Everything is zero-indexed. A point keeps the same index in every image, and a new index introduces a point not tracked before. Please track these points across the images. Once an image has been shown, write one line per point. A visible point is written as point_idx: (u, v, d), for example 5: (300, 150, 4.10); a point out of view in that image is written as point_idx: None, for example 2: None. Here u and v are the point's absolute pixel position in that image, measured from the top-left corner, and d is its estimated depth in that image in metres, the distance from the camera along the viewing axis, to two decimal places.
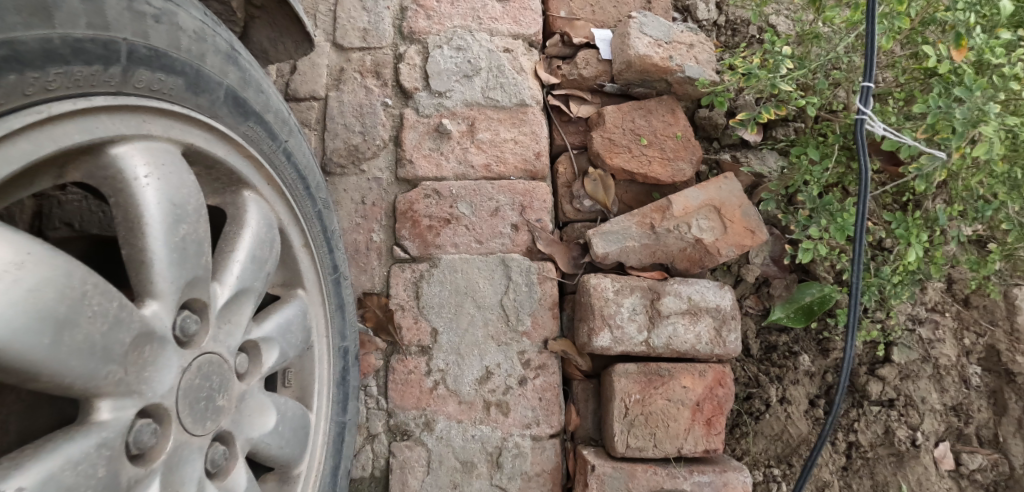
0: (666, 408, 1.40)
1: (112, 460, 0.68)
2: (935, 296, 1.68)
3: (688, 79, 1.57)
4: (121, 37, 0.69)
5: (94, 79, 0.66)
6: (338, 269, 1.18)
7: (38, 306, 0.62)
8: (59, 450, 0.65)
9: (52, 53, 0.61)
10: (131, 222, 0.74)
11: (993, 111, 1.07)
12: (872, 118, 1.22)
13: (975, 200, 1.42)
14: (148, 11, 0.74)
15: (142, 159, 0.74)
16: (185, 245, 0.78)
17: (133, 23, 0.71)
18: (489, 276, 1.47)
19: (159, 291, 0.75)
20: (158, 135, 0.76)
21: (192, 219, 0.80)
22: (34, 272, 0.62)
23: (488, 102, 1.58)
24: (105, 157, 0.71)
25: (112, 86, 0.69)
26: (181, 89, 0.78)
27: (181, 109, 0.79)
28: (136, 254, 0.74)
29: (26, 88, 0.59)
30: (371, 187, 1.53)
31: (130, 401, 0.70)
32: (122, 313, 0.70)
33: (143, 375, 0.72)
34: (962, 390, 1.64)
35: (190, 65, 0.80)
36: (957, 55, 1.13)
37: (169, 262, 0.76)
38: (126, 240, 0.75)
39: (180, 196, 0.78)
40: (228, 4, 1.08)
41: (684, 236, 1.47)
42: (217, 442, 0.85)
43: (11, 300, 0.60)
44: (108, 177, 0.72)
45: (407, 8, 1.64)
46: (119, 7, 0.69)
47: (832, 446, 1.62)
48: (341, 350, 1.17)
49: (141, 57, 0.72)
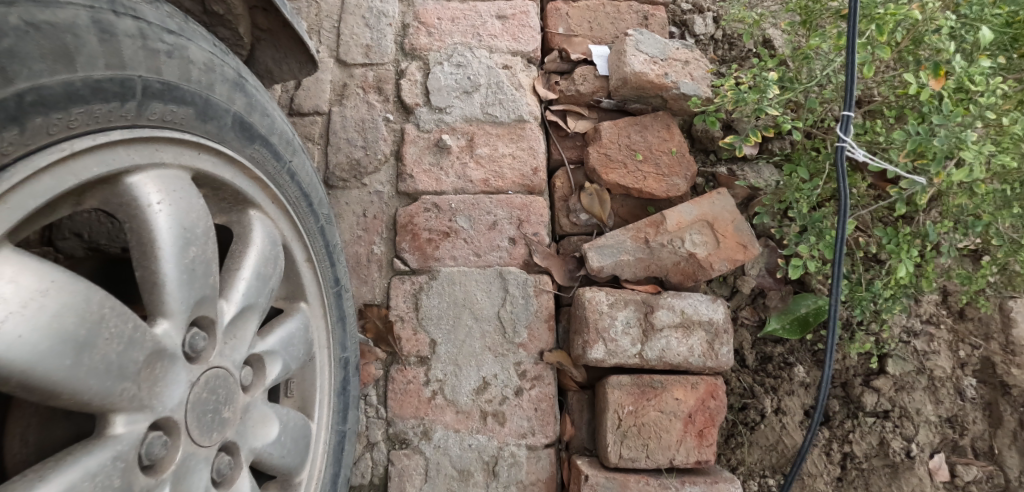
0: (658, 419, 1.43)
1: (127, 471, 0.72)
2: (929, 308, 1.71)
3: (682, 96, 1.61)
4: (136, 74, 0.73)
5: (111, 115, 0.70)
6: (339, 282, 1.22)
7: (59, 329, 0.66)
8: (77, 462, 0.69)
9: (73, 94, 0.65)
10: (145, 246, 0.78)
11: (971, 139, 1.12)
12: (850, 146, 1.27)
13: (966, 216, 1.44)
14: (160, 48, 0.78)
15: (154, 187, 0.77)
16: (195, 266, 0.82)
17: (147, 60, 0.76)
18: (487, 288, 1.51)
19: (170, 310, 0.79)
20: (170, 162, 0.80)
21: (201, 241, 0.83)
22: (56, 298, 0.66)
23: (487, 117, 1.62)
24: (121, 186, 0.74)
25: (128, 120, 0.73)
26: (191, 118, 0.82)
27: (192, 137, 0.83)
28: (148, 276, 0.78)
29: (49, 128, 0.63)
30: (373, 200, 1.57)
31: (143, 415, 0.74)
32: (136, 333, 0.73)
33: (154, 390, 0.75)
34: (957, 402, 1.66)
35: (200, 96, 0.84)
36: (935, 84, 1.18)
37: (179, 283, 0.80)
38: (139, 262, 0.78)
39: (190, 220, 0.81)
40: (235, 30, 1.12)
41: (678, 250, 1.50)
42: (223, 452, 0.89)
43: (35, 324, 0.64)
44: (123, 204, 0.75)
45: (409, 25, 1.69)
46: (133, 46, 0.74)
47: (826, 457, 1.64)
48: (342, 361, 1.21)
49: (154, 91, 0.76)
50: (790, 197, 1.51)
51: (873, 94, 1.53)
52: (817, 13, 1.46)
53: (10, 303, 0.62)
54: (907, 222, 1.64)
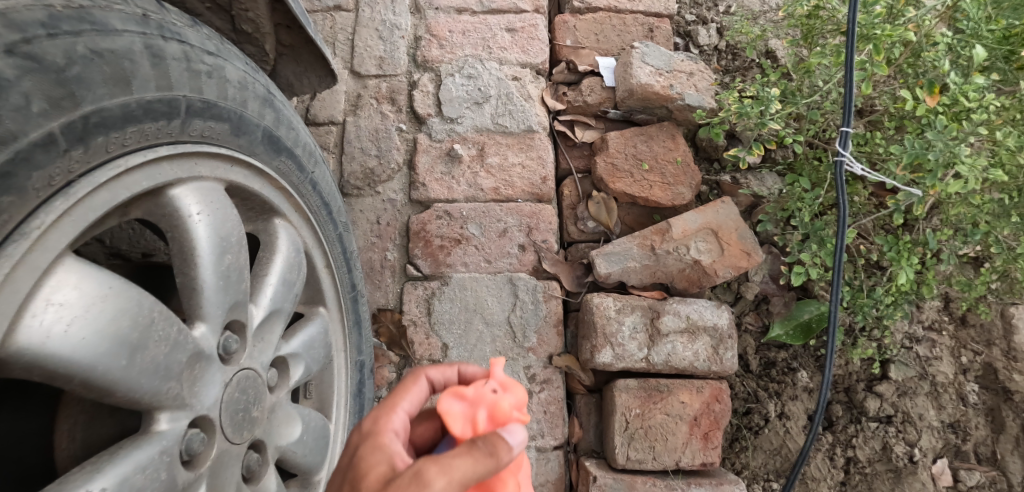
0: (664, 422, 1.47)
1: (171, 465, 0.77)
2: (931, 314, 1.74)
3: (688, 107, 1.65)
4: (181, 95, 0.80)
5: (159, 133, 0.77)
6: (356, 287, 1.26)
7: (115, 332, 0.71)
8: (129, 456, 0.74)
9: (129, 115, 0.72)
10: (184, 254, 0.83)
11: (964, 154, 1.16)
12: (850, 160, 1.31)
13: (965, 224, 1.47)
14: (202, 69, 0.85)
15: (194, 198, 0.83)
16: (229, 273, 0.87)
17: (190, 81, 0.82)
18: (497, 294, 1.55)
19: (207, 314, 0.83)
20: (208, 175, 0.86)
21: (235, 249, 0.88)
22: (114, 302, 0.71)
23: (498, 127, 1.66)
24: (164, 198, 0.80)
25: (173, 137, 0.79)
26: (227, 133, 0.88)
27: (227, 151, 0.89)
28: (187, 282, 0.83)
29: (108, 147, 0.70)
30: (386, 207, 1.61)
31: (184, 412, 0.79)
32: (180, 336, 0.78)
33: (194, 389, 0.80)
34: (960, 407, 1.69)
35: (235, 112, 0.90)
36: (930, 100, 1.24)
37: (215, 288, 0.84)
38: (178, 270, 0.83)
39: (225, 230, 0.87)
40: (262, 47, 1.17)
41: (683, 257, 1.53)
42: (252, 450, 0.93)
43: (95, 328, 0.69)
44: (166, 214, 0.80)
45: (421, 38, 1.74)
46: (179, 68, 0.81)
47: (830, 461, 1.67)
48: (358, 364, 1.25)
49: (196, 110, 0.83)
50: (793, 206, 1.55)
51: (874, 104, 1.57)
52: (818, 28, 1.50)
53: (76, 307, 0.67)
54: (908, 230, 1.67)
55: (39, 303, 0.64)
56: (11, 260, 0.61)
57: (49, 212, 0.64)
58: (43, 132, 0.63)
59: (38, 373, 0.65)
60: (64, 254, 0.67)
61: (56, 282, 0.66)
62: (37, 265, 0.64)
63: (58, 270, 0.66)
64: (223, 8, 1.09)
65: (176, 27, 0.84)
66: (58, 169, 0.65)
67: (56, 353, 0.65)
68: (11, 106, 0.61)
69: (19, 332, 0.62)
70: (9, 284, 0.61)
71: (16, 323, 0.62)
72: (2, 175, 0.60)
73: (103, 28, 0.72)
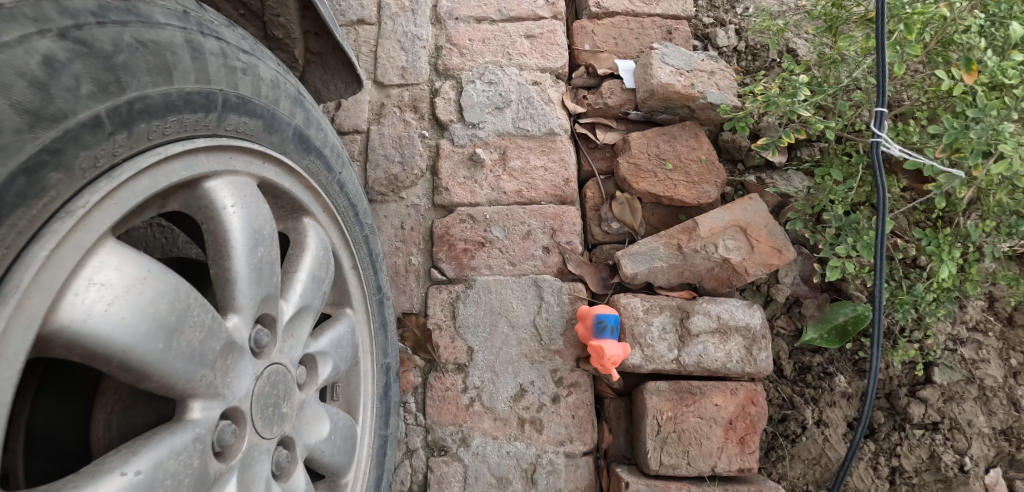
0: (698, 426, 1.42)
1: (203, 454, 0.80)
2: (976, 315, 1.65)
3: (710, 105, 1.64)
4: (218, 89, 0.85)
5: (197, 124, 0.82)
6: (381, 290, 1.30)
7: (154, 314, 0.75)
8: (164, 440, 0.77)
9: (170, 105, 0.77)
10: (219, 246, 0.86)
11: (1008, 130, 1.13)
12: (886, 141, 1.27)
13: (1008, 215, 1.38)
14: (238, 65, 0.90)
15: (228, 191, 0.87)
16: (261, 265, 0.91)
17: (227, 77, 0.87)
18: (522, 296, 1.53)
19: (239, 306, 0.87)
20: (241, 170, 0.90)
21: (266, 242, 0.92)
22: (152, 286, 0.75)
23: (519, 131, 1.67)
24: (199, 190, 0.84)
25: (210, 130, 0.84)
26: (259, 130, 0.93)
27: (259, 147, 0.93)
28: (222, 273, 0.87)
29: (150, 134, 0.75)
30: (410, 212, 1.61)
31: (217, 402, 0.83)
32: (214, 323, 0.82)
33: (227, 379, 0.84)
34: (1012, 412, 1.57)
35: (268, 109, 0.95)
36: (969, 78, 1.20)
37: (248, 279, 0.88)
38: (214, 261, 0.87)
39: (257, 223, 0.90)
40: (291, 53, 1.21)
41: (712, 256, 1.50)
42: (281, 446, 0.96)
43: (134, 309, 0.73)
44: (202, 206, 0.84)
45: (442, 47, 1.77)
46: (216, 64, 0.86)
47: (873, 471, 1.58)
48: (383, 367, 1.29)
49: (232, 104, 0.87)
50: (824, 200, 1.50)
51: (903, 98, 1.53)
52: (843, 18, 1.47)
53: (117, 288, 0.71)
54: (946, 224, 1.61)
55: (82, 282, 0.68)
56: (57, 237, 0.65)
57: (94, 192, 0.68)
58: (91, 114, 0.68)
59: (78, 352, 0.69)
60: (106, 238, 0.71)
61: (98, 263, 0.70)
62: (81, 243, 0.68)
63: (100, 251, 0.71)
64: (257, 15, 1.15)
65: (214, 25, 0.90)
66: (103, 151, 0.69)
67: (97, 331, 0.69)
68: (63, 87, 0.66)
69: (64, 309, 0.66)
70: (54, 259, 0.65)
71: (60, 300, 0.66)
72: (54, 151, 0.64)
73: (147, 21, 0.77)
